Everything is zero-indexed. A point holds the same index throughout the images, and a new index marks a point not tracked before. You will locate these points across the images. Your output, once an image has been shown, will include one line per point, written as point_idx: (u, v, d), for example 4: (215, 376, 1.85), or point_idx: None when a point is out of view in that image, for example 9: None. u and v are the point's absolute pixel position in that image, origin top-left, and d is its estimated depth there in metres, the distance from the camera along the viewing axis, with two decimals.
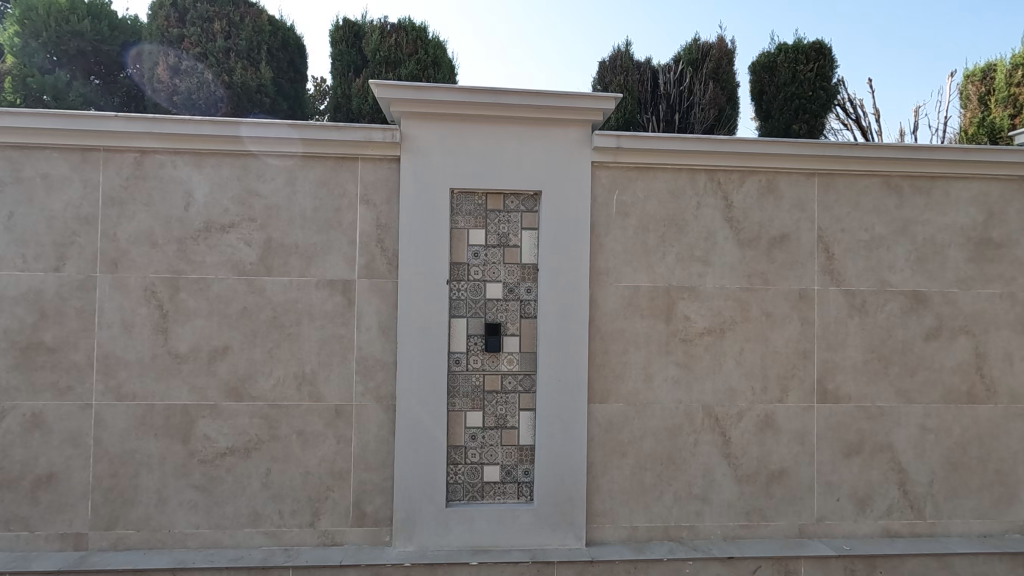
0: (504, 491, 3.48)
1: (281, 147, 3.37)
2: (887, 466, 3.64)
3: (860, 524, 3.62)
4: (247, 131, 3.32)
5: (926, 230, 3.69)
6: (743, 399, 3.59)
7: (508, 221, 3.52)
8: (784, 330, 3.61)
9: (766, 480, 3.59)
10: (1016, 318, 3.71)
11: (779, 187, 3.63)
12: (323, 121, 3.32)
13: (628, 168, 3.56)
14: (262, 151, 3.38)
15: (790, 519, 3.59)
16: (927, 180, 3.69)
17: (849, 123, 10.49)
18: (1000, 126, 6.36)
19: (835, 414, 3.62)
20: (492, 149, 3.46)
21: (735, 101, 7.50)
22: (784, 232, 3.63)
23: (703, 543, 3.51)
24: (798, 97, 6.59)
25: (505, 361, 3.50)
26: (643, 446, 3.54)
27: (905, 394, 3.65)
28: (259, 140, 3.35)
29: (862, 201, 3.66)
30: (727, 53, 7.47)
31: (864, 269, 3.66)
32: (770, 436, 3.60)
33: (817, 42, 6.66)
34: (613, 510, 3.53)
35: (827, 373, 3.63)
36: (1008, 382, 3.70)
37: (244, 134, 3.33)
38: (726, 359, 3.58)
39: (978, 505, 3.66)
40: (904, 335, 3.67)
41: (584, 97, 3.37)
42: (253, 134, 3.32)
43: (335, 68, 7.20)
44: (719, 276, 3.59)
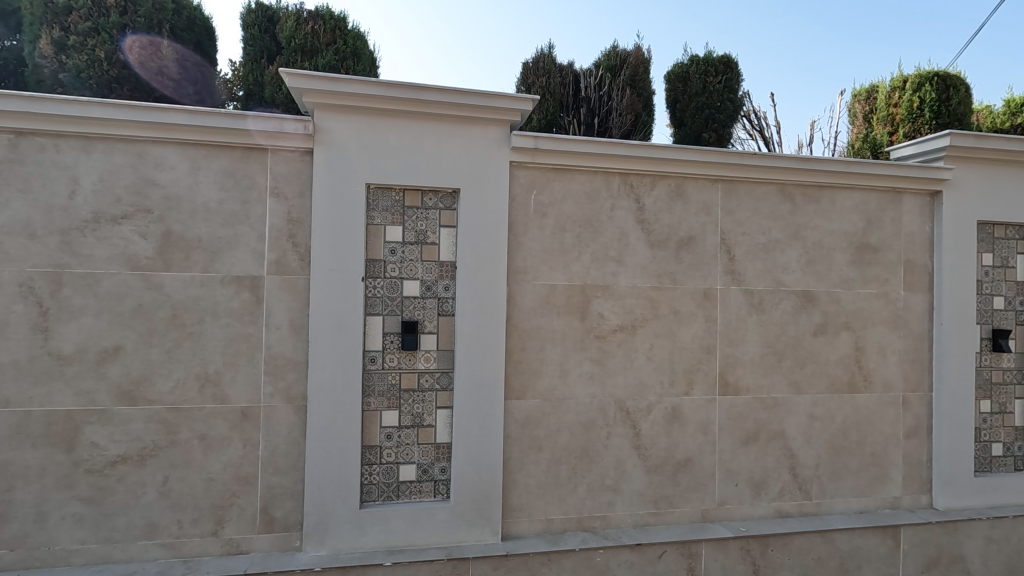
0: (421, 490, 3.47)
1: (288, 142, 3.30)
2: (780, 452, 3.94)
3: (756, 507, 3.90)
4: (254, 124, 3.21)
5: (815, 234, 4.02)
6: (653, 393, 3.76)
7: (426, 218, 3.49)
8: (690, 328, 3.82)
9: (673, 469, 3.79)
10: (889, 315, 4.13)
11: (686, 192, 3.83)
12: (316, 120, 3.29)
13: (546, 169, 3.63)
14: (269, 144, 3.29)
15: (694, 505, 3.81)
16: (816, 189, 4.02)
17: (755, 133, 11.18)
18: (881, 142, 7.00)
19: (735, 405, 3.88)
20: (410, 145, 3.42)
21: (650, 108, 7.81)
22: (691, 234, 3.83)
23: (614, 532, 3.66)
24: (708, 107, 6.97)
25: (422, 360, 3.48)
26: (558, 440, 3.63)
27: (796, 385, 3.97)
28: (266, 133, 3.26)
29: (760, 208, 3.94)
30: (643, 61, 7.77)
31: (761, 270, 3.94)
32: (677, 428, 3.79)
33: (725, 56, 7.07)
34: (529, 504, 3.60)
35: (728, 367, 3.88)
36: (882, 373, 4.11)
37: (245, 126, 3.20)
38: (637, 355, 3.75)
39: (856, 485, 4.05)
40: (795, 332, 3.98)
41: (503, 97, 3.40)
42: (261, 128, 3.22)
43: (245, 53, 6.85)
44: (631, 276, 3.74)
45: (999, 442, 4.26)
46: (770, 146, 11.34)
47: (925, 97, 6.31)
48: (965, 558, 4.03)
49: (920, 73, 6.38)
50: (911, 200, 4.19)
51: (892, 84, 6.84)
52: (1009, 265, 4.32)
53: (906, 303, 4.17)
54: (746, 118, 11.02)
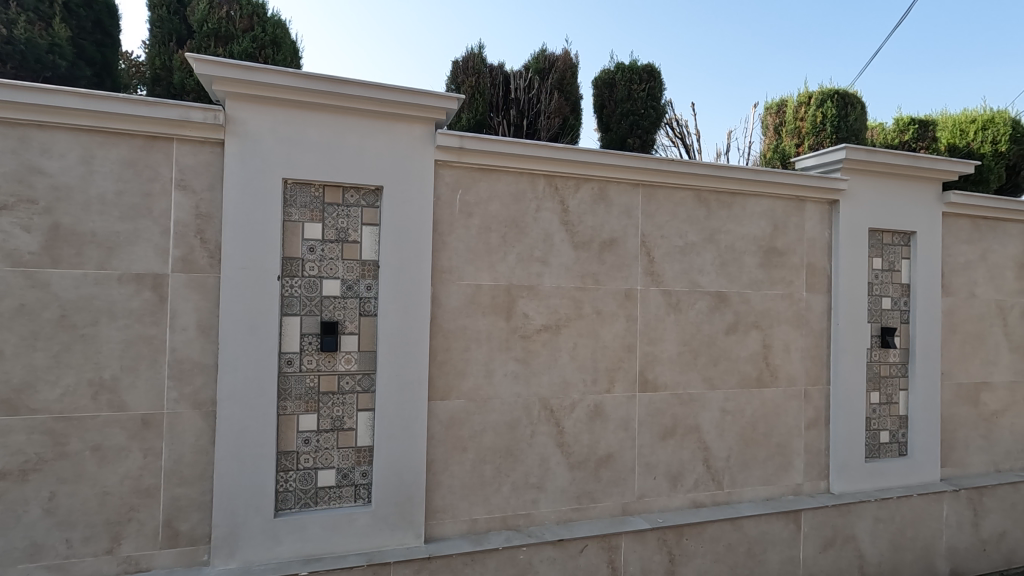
0: (341, 495, 3.37)
1: (209, 133, 3.12)
2: (695, 446, 4.13)
3: (672, 498, 4.07)
4: (170, 113, 3.03)
5: (728, 238, 4.25)
6: (576, 391, 3.84)
7: (347, 215, 3.40)
8: (612, 327, 3.94)
9: (595, 465, 3.89)
10: (793, 315, 4.43)
11: (609, 195, 3.94)
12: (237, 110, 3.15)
13: (472, 169, 3.63)
14: (192, 136, 3.11)
15: (615, 499, 3.93)
16: (729, 196, 4.25)
17: (677, 140, 11.65)
18: (788, 153, 7.47)
19: (654, 402, 4.03)
20: (331, 140, 3.31)
21: (578, 112, 7.98)
22: (613, 236, 3.95)
23: (538, 529, 3.71)
24: (633, 114, 7.20)
25: (342, 361, 3.38)
26: (482, 441, 3.64)
27: (710, 381, 4.18)
28: (188, 124, 3.08)
29: (678, 212, 4.12)
30: (571, 65, 7.92)
31: (678, 272, 4.11)
32: (599, 424, 3.90)
33: (649, 65, 7.33)
34: (452, 505, 3.58)
35: (648, 365, 4.03)
36: (786, 369, 4.40)
37: (160, 115, 3.01)
38: (560, 354, 3.81)
39: (763, 474, 4.31)
40: (709, 330, 4.19)
41: (427, 95, 3.36)
42: (180, 117, 3.04)
43: (152, 35, 6.41)
44: (555, 276, 3.81)
45: (886, 430, 4.69)
46: (691, 153, 11.86)
47: (826, 113, 6.86)
48: (857, 537, 4.39)
49: (822, 90, 6.92)
50: (813, 208, 4.51)
51: (798, 99, 7.32)
52: (896, 269, 4.75)
53: (808, 303, 4.48)
54: (669, 124, 11.45)
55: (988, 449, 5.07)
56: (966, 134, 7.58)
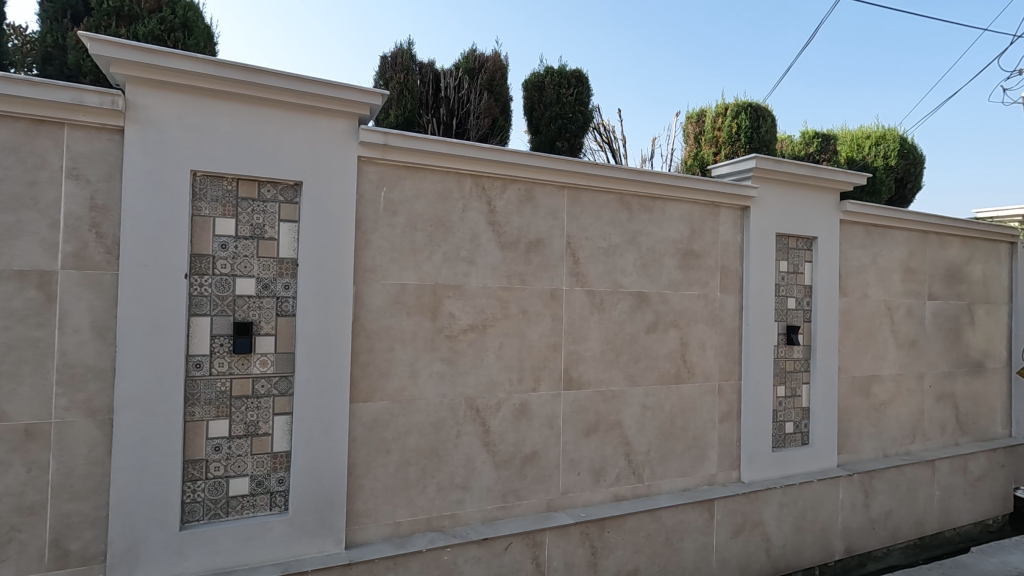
0: (255, 504, 3.22)
1: (105, 119, 2.89)
2: (617, 441, 4.27)
3: (596, 493, 4.18)
4: (59, 95, 2.78)
5: (649, 240, 4.42)
6: (502, 390, 3.87)
7: (263, 211, 3.25)
8: (538, 327, 4.00)
9: (520, 463, 3.93)
10: (709, 314, 4.67)
11: (535, 196, 4.00)
12: (139, 95, 2.93)
13: (397, 166, 3.57)
14: (84, 120, 2.86)
15: (540, 496, 3.99)
16: (650, 200, 4.43)
17: (604, 144, 11.93)
18: (706, 160, 7.86)
19: (578, 399, 4.13)
20: (246, 131, 3.16)
21: (508, 114, 8.04)
22: (539, 237, 4.01)
23: (463, 529, 3.70)
24: (561, 117, 7.34)
25: (257, 363, 3.22)
26: (406, 442, 3.59)
27: (631, 378, 4.33)
28: (80, 107, 2.83)
29: (602, 215, 4.24)
30: (501, 67, 7.95)
31: (602, 273, 4.23)
32: (525, 423, 3.94)
33: (577, 71, 7.49)
34: (375, 509, 3.51)
35: (572, 364, 4.12)
36: (702, 365, 4.64)
37: (47, 96, 2.76)
38: (486, 353, 3.83)
39: (681, 466, 4.52)
40: (631, 329, 4.34)
41: (349, 89, 3.28)
42: (71, 99, 2.80)
43: (43, 10, 5.86)
44: (482, 276, 3.81)
45: (791, 421, 5.04)
46: (618, 157, 12.20)
47: (741, 124, 7.33)
48: (764, 522, 4.70)
49: (737, 102, 7.40)
50: (727, 213, 4.77)
51: (715, 110, 7.74)
52: (799, 272, 5.13)
53: (722, 303, 4.74)
54: (596, 129, 11.73)
55: (877, 436, 5.57)
56: (862, 149, 8.28)
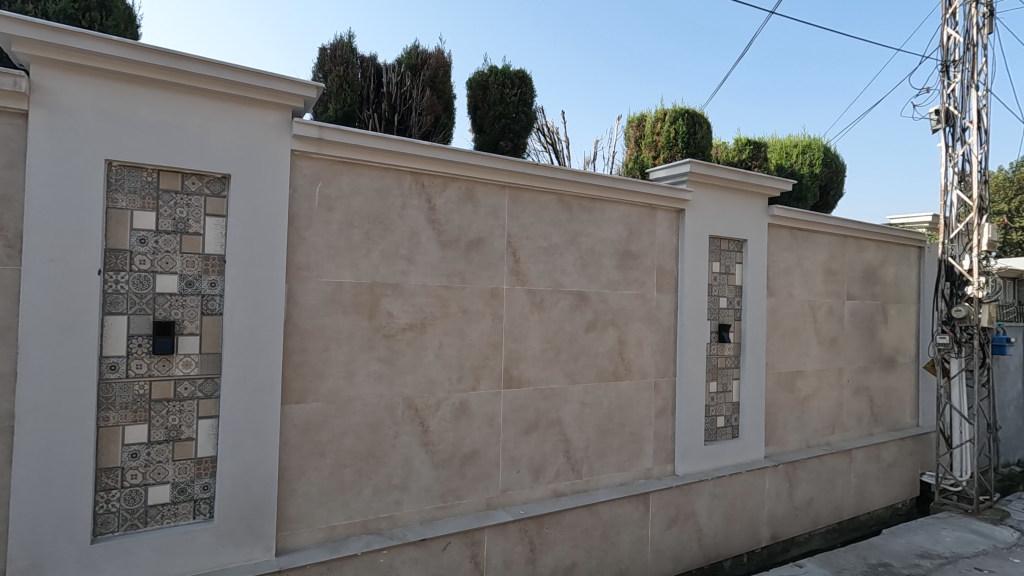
0: (176, 512, 3.06)
1: (6, 101, 2.67)
2: (556, 438, 4.33)
3: (535, 490, 4.22)
4: None
5: (588, 241, 4.51)
6: (441, 390, 3.84)
7: (187, 204, 3.10)
8: (478, 326, 4.00)
9: (460, 462, 3.92)
10: (646, 313, 4.81)
11: (476, 195, 3.99)
12: (46, 76, 2.73)
13: (333, 161, 3.48)
14: None
15: (479, 494, 3.99)
16: (589, 201, 4.51)
17: (548, 145, 12.04)
18: (646, 164, 8.07)
19: (518, 398, 4.16)
20: (168, 120, 2.99)
21: (450, 112, 8.03)
22: (480, 236, 4.01)
23: (400, 531, 3.65)
24: (505, 117, 7.37)
25: (179, 365, 3.06)
26: (342, 444, 3.50)
27: (570, 376, 4.41)
28: None
29: (543, 215, 4.29)
30: (444, 65, 7.91)
31: (542, 272, 4.28)
32: (464, 422, 3.94)
33: (521, 71, 7.54)
34: (308, 514, 3.41)
35: (513, 362, 4.14)
36: (639, 363, 4.77)
37: None
38: (426, 352, 3.79)
39: (618, 461, 4.63)
40: (571, 328, 4.42)
41: (282, 80, 3.18)
42: None
43: None
44: (421, 275, 3.78)
45: (722, 415, 5.27)
46: (561, 158, 12.33)
47: (678, 130, 7.61)
48: (697, 513, 4.89)
49: (675, 109, 7.66)
50: (664, 215, 4.93)
51: (654, 115, 7.97)
52: (730, 273, 5.37)
53: (658, 302, 4.90)
54: (540, 130, 11.83)
55: (801, 428, 5.90)
56: (790, 157, 8.76)
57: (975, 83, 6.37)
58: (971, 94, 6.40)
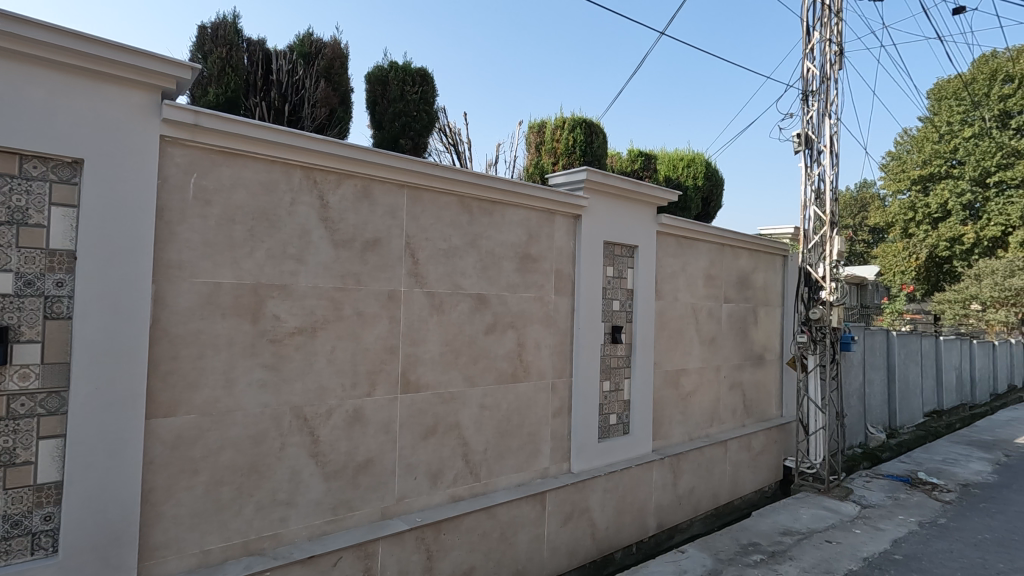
0: (8, 550, 2.63)
1: None
2: (455, 442, 4.28)
3: (433, 496, 4.14)
4: None
5: (488, 243, 4.51)
6: (333, 397, 3.65)
7: (27, 191, 2.68)
8: (374, 329, 3.85)
9: (353, 472, 3.74)
10: (544, 315, 4.91)
11: (373, 193, 3.84)
12: None
13: (211, 150, 3.18)
14: None
15: (374, 504, 3.84)
16: (490, 204, 4.52)
17: (449, 146, 11.93)
18: (545, 169, 8.24)
19: (416, 402, 4.06)
20: (3, 92, 2.56)
21: (347, 106, 7.76)
22: (376, 236, 3.86)
23: (286, 549, 3.41)
24: (404, 114, 7.20)
25: (15, 377, 2.64)
26: (219, 459, 3.21)
27: (469, 379, 4.38)
28: None
29: (442, 216, 4.22)
30: (340, 55, 7.66)
31: (441, 274, 4.22)
32: (358, 430, 3.77)
33: (422, 69, 7.43)
34: (178, 539, 3.08)
35: (410, 366, 4.04)
36: (537, 364, 4.86)
37: None
38: (316, 358, 3.58)
39: (516, 463, 4.68)
40: (470, 330, 4.40)
41: (149, 57, 2.85)
42: None
43: None
44: (312, 275, 3.56)
45: (614, 413, 5.52)
46: (463, 159, 12.27)
47: (577, 139, 7.92)
48: (590, 508, 5.08)
49: (574, 117, 7.94)
50: (562, 220, 5.07)
51: (554, 122, 8.18)
52: (623, 277, 5.64)
53: (556, 305, 5.02)
54: (441, 130, 11.69)
55: (684, 423, 6.34)
56: (677, 169, 9.41)
57: (829, 112, 7.23)
58: (825, 122, 7.26)
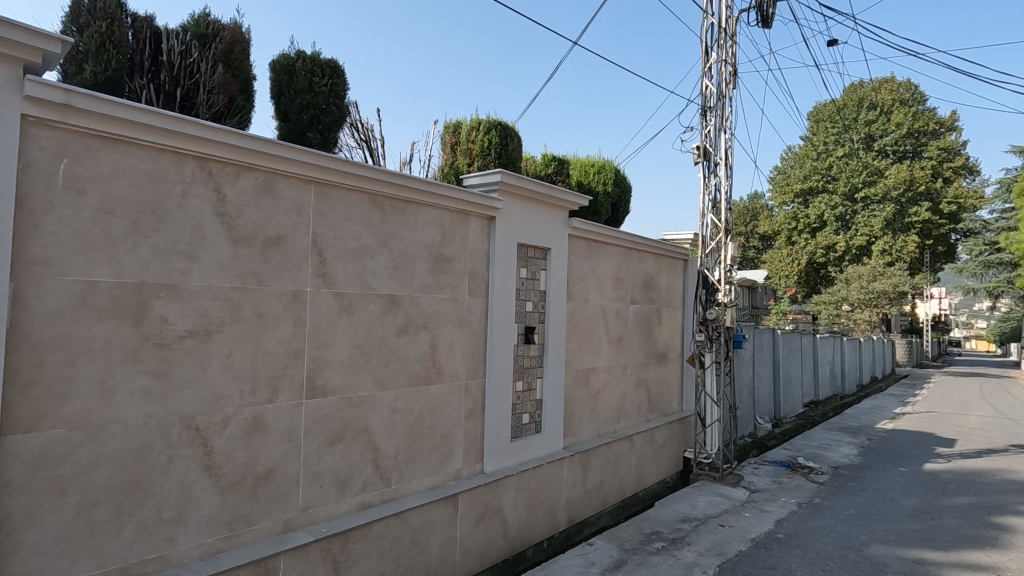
0: None
1: None
2: (364, 448, 4.15)
3: (340, 505, 3.98)
4: None
5: (401, 243, 4.43)
6: (229, 404, 3.41)
7: None
8: (276, 332, 3.64)
9: (251, 484, 3.51)
10: (458, 316, 4.89)
11: (276, 188, 3.64)
12: None
13: (86, 134, 2.87)
14: None
15: (275, 517, 3.63)
16: (402, 203, 4.43)
17: (360, 143, 11.50)
18: (460, 169, 8.20)
19: (322, 408, 3.89)
20: None
21: (248, 94, 7.28)
22: (279, 234, 3.65)
23: (173, 572, 3.13)
24: (313, 107, 6.89)
25: None
26: (94, 477, 2.89)
27: (380, 382, 4.27)
28: None
29: (352, 214, 4.08)
30: (241, 39, 7.25)
31: (351, 274, 4.07)
32: (258, 438, 3.55)
33: (332, 61, 7.15)
34: (41, 569, 2.73)
35: (316, 370, 3.86)
36: (450, 366, 4.83)
37: None
38: (210, 363, 3.33)
39: (428, 466, 4.62)
40: (381, 332, 4.28)
41: (7, 24, 2.53)
42: None
43: None
44: (206, 274, 3.30)
45: (526, 412, 5.61)
46: (376, 157, 11.95)
47: (492, 140, 7.97)
48: (502, 508, 5.12)
49: (489, 119, 7.99)
50: (476, 221, 5.08)
51: (469, 122, 8.17)
52: (535, 278, 5.75)
53: (469, 306, 5.01)
54: (353, 126, 11.28)
55: (593, 419, 6.57)
56: (588, 175, 9.74)
57: (724, 127, 7.81)
58: (721, 136, 7.83)
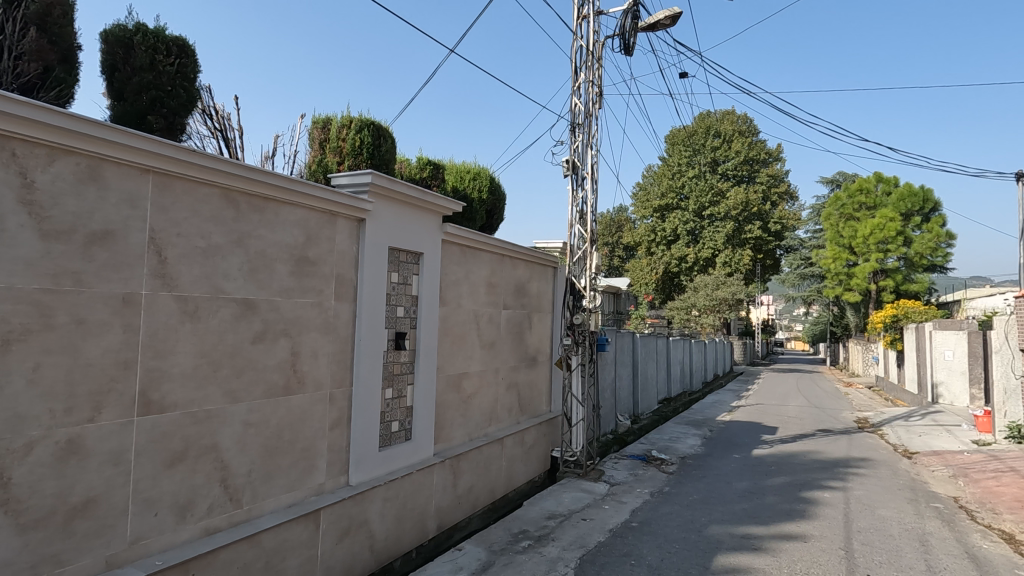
0: None
1: None
2: (210, 467, 3.76)
3: (179, 532, 3.57)
4: None
5: (258, 243, 4.10)
6: (35, 426, 2.90)
7: None
8: (101, 340, 3.18)
9: (64, 519, 3.02)
10: (322, 322, 4.65)
11: (104, 176, 3.18)
12: None
13: None
14: None
15: (96, 554, 3.15)
16: (260, 200, 4.11)
17: (214, 132, 10.51)
18: (329, 168, 7.75)
19: (159, 426, 3.46)
20: None
21: (71, 66, 6.38)
22: (107, 228, 3.20)
23: None
24: (154, 87, 6.16)
25: None
26: None
27: (231, 394, 3.91)
28: None
29: (200, 210, 3.70)
30: (63, 3, 6.27)
31: (198, 276, 3.68)
32: (74, 465, 3.06)
33: (180, 39, 6.46)
34: None
35: (152, 384, 3.43)
36: (313, 374, 4.56)
37: None
38: (8, 378, 2.81)
39: (287, 482, 4.31)
40: (233, 340, 3.93)
41: None
42: None
43: None
44: (4, 272, 2.78)
45: (396, 420, 5.48)
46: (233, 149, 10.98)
47: (364, 140, 7.76)
48: (368, 520, 4.95)
49: (361, 118, 7.75)
50: (344, 223, 4.87)
51: (340, 120, 7.82)
52: (407, 283, 5.66)
53: (336, 311, 4.78)
54: (205, 113, 10.27)
55: (465, 425, 6.60)
56: (464, 181, 9.80)
57: (590, 143, 8.32)
58: (588, 152, 8.33)
